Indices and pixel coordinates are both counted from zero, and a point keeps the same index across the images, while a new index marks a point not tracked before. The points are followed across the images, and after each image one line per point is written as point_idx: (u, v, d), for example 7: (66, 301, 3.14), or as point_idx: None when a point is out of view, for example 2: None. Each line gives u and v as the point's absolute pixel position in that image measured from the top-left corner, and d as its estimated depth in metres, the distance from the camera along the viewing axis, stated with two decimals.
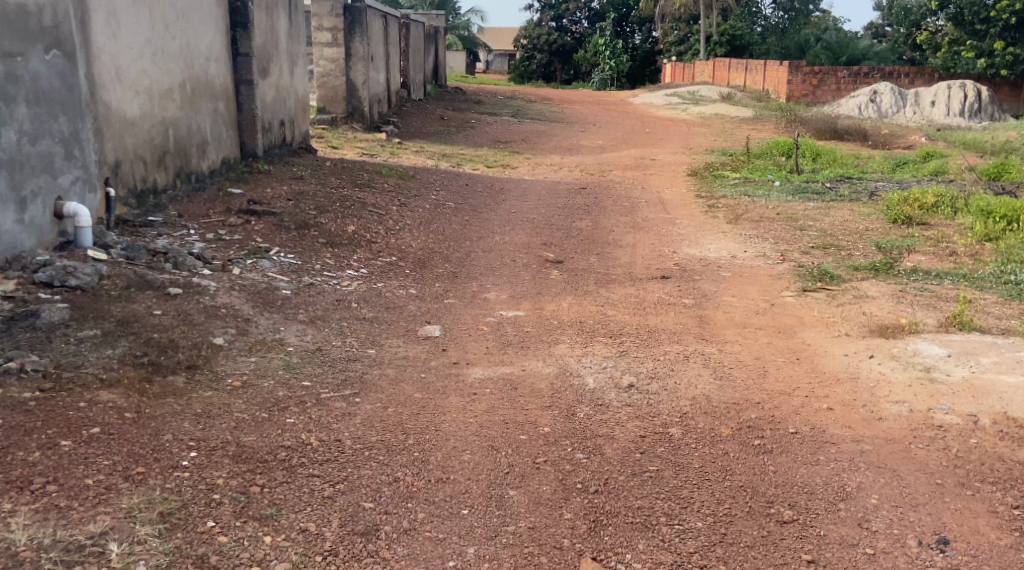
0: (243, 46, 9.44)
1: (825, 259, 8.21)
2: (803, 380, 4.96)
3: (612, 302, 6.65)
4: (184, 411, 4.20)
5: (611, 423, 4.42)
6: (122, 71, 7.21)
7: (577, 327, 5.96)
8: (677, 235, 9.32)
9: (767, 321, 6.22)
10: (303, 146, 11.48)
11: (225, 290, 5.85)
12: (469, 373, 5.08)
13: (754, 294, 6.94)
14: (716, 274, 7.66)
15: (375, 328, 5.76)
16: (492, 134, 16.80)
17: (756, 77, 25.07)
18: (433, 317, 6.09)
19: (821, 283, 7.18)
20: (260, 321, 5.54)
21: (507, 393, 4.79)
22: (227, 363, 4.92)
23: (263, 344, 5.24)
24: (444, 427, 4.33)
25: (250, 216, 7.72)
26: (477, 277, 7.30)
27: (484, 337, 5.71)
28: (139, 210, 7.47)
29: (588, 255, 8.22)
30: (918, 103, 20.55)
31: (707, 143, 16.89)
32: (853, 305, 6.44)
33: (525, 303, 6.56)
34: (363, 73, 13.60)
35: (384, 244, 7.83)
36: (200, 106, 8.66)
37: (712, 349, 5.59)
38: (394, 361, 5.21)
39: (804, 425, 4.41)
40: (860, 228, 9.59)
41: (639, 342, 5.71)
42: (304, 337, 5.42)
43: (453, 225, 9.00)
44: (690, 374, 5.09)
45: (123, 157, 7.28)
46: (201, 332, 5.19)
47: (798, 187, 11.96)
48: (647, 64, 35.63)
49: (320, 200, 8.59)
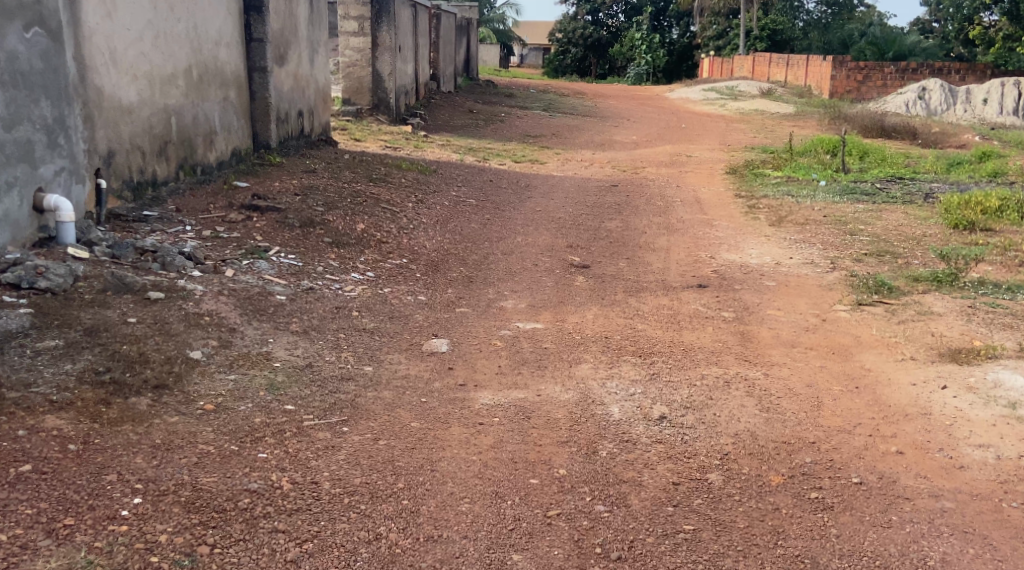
0: (255, 31, 8.84)
1: (880, 268, 7.53)
2: (864, 415, 4.42)
3: (644, 314, 5.99)
4: (139, 444, 3.57)
5: (639, 466, 3.78)
6: (118, 53, 6.61)
7: (603, 344, 5.31)
8: (714, 239, 8.62)
9: (818, 340, 5.63)
10: (323, 138, 10.89)
11: (213, 295, 5.20)
12: (476, 398, 4.43)
13: (802, 308, 6.32)
14: (759, 283, 6.97)
15: (375, 341, 5.13)
16: (521, 127, 16.14)
17: (798, 72, 24.26)
18: (441, 329, 5.45)
19: (878, 296, 6.55)
20: (247, 332, 4.90)
21: (520, 423, 4.16)
22: (202, 382, 4.23)
23: (246, 359, 4.58)
24: (441, 467, 3.69)
25: (252, 212, 7.11)
26: (496, 282, 6.67)
27: (497, 354, 5.06)
28: (134, 204, 6.87)
29: (618, 259, 7.57)
30: (968, 101, 19.61)
31: (746, 139, 16.13)
32: (918, 324, 5.90)
33: (546, 313, 5.93)
34: (390, 64, 12.95)
35: (396, 245, 7.22)
36: (207, 93, 8.06)
37: (756, 374, 4.96)
38: (393, 382, 4.57)
39: (869, 473, 3.80)
40: (917, 233, 8.88)
41: (672, 363, 5.05)
42: (294, 351, 4.80)
43: (473, 224, 8.38)
44: (731, 405, 4.48)
45: (118, 147, 6.69)
46: (177, 344, 4.53)
47: (845, 187, 11.21)
48: (684, 59, 34.60)
49: (331, 195, 7.98)
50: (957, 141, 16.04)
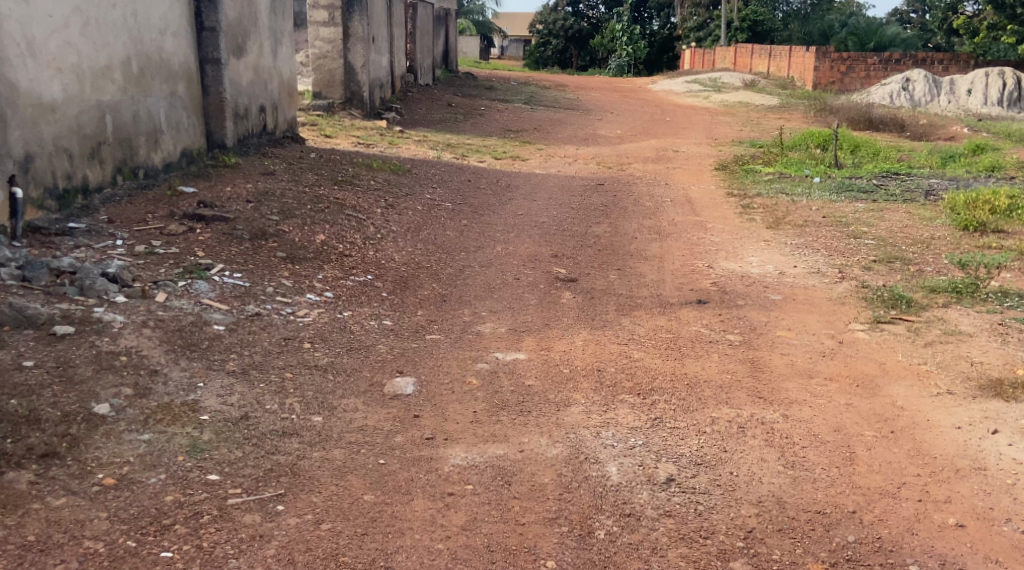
0: (207, 19, 8.02)
1: (893, 278, 6.82)
2: (909, 470, 3.73)
3: (638, 338, 5.24)
4: (4, 545, 2.99)
5: (645, 553, 3.21)
6: (35, 43, 5.82)
7: (596, 379, 4.55)
8: (709, 244, 7.90)
9: (838, 368, 4.91)
10: (288, 135, 10.07)
11: (134, 326, 4.39)
12: (446, 457, 3.69)
13: (814, 328, 5.60)
14: (764, 298, 6.24)
15: (328, 382, 4.34)
16: (501, 122, 15.34)
17: (781, 63, 23.50)
18: (406, 362, 4.68)
19: (897, 313, 5.84)
20: (171, 375, 4.11)
21: (498, 492, 3.46)
22: (106, 444, 3.49)
23: (168, 411, 3.81)
24: (398, 564, 3.10)
25: (196, 222, 6.32)
26: (471, 301, 5.91)
27: (471, 397, 4.29)
28: (60, 215, 6.07)
29: (606, 270, 6.82)
30: (954, 91, 18.96)
31: (733, 133, 15.44)
32: (948, 347, 5.19)
33: (528, 339, 5.17)
34: (363, 55, 12.14)
35: (359, 258, 6.45)
36: (152, 88, 7.23)
37: (773, 416, 4.21)
38: (345, 437, 3.81)
39: (927, 558, 3.25)
40: (925, 236, 8.18)
41: (677, 405, 4.29)
42: (228, 400, 4.01)
43: (447, 231, 7.61)
44: (750, 460, 3.76)
45: (37, 150, 5.88)
46: (80, 396, 3.76)
47: (841, 184, 10.49)
48: (665, 49, 33.84)
49: (288, 202, 7.18)
50: (949, 133, 15.40)
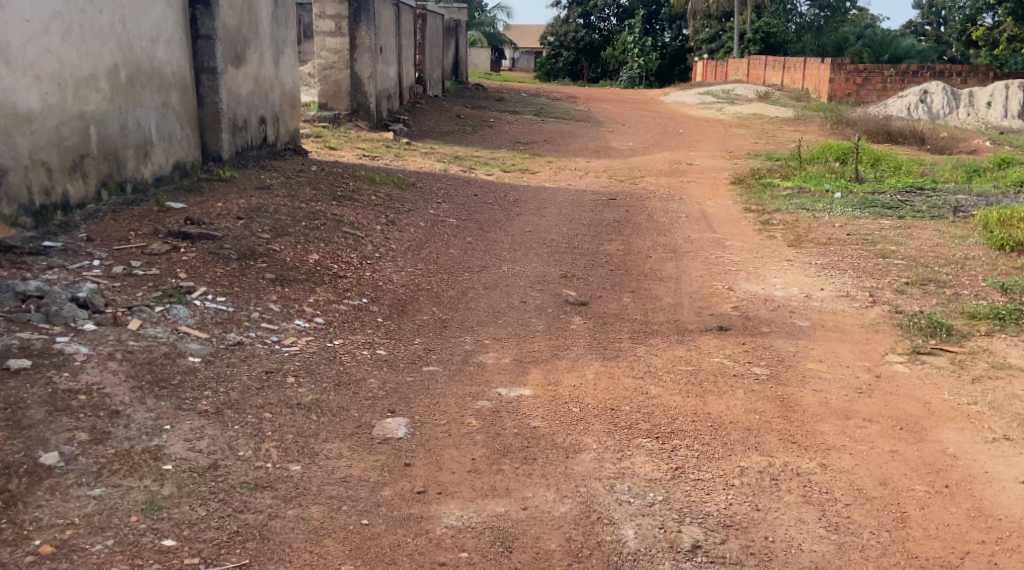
0: (203, 26, 7.56)
1: (927, 302, 6.33)
2: (971, 535, 3.35)
3: (655, 371, 4.77)
4: None
5: None
6: (10, 48, 5.40)
7: (609, 420, 4.09)
8: (729, 264, 7.43)
9: (877, 407, 4.43)
10: (289, 147, 9.63)
11: (99, 359, 3.90)
12: (440, 517, 3.33)
13: (847, 359, 5.14)
14: (790, 324, 5.78)
15: (310, 424, 3.88)
16: (510, 134, 14.91)
17: (796, 75, 23.02)
18: (399, 400, 4.21)
19: (936, 343, 5.36)
20: (135, 416, 3.66)
21: (498, 562, 3.14)
22: (48, 504, 3.16)
23: (126, 460, 3.40)
24: None
25: (181, 241, 5.89)
26: (474, 327, 5.46)
27: (470, 441, 3.83)
28: (36, 234, 5.63)
29: (619, 292, 6.36)
30: (973, 103, 18.45)
31: (749, 145, 14.97)
32: (997, 384, 4.72)
33: (534, 372, 4.71)
34: (370, 66, 11.69)
35: (356, 279, 6.00)
36: (143, 97, 6.80)
37: (810, 465, 3.75)
38: (326, 491, 3.42)
39: None
40: (957, 255, 7.69)
41: (701, 452, 3.81)
42: (196, 446, 3.56)
43: (450, 249, 7.16)
44: (786, 520, 3.37)
45: (10, 164, 5.45)
46: (27, 444, 3.35)
47: (864, 200, 10.01)
48: (677, 61, 33.45)
49: (282, 219, 6.75)
50: (970, 147, 14.92)
